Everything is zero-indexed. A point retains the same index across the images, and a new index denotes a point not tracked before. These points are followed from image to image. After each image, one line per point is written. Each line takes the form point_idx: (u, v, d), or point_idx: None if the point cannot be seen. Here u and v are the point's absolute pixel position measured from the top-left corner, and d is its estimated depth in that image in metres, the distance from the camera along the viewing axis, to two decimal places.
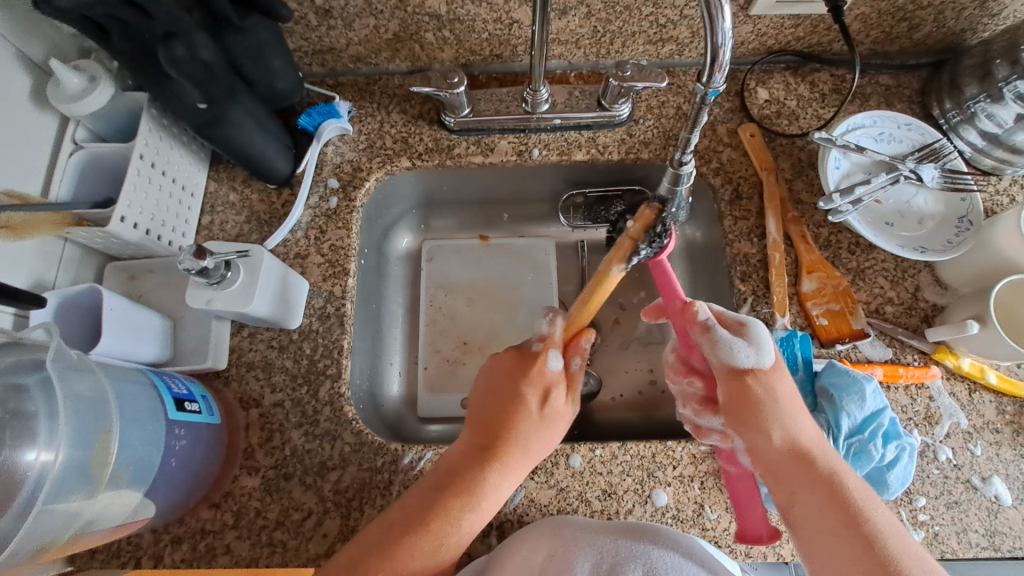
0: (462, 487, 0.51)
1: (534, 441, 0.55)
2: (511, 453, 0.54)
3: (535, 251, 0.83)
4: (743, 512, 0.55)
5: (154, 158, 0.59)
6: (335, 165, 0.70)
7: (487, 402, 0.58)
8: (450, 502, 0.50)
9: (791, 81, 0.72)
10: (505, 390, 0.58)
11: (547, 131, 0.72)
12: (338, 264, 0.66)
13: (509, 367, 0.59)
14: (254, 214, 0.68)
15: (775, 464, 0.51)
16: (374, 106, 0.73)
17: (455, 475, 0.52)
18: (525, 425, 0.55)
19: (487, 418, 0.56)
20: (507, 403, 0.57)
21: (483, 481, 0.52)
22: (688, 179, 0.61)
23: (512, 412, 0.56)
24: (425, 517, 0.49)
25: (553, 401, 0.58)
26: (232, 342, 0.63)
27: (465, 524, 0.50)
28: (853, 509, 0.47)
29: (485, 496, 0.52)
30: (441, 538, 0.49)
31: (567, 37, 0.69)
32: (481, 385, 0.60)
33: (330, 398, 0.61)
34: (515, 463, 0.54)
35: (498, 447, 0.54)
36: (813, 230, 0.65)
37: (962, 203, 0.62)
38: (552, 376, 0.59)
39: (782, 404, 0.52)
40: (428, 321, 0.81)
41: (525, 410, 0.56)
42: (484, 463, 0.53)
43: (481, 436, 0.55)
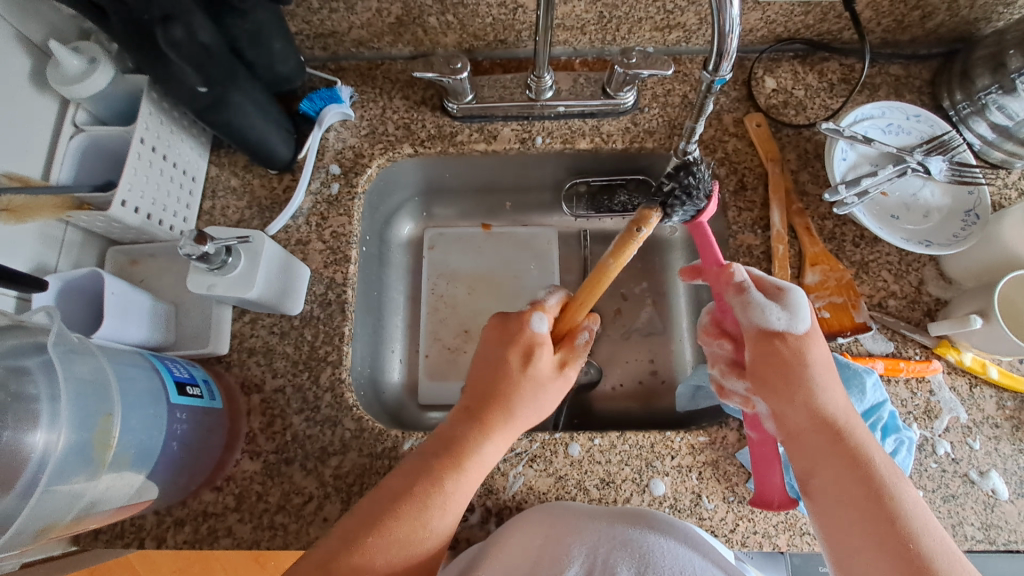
0: (449, 452, 0.52)
1: (519, 404, 0.54)
2: (494, 417, 0.53)
3: (537, 240, 0.84)
4: (763, 479, 0.55)
5: (156, 142, 0.59)
6: (337, 151, 0.69)
7: (473, 368, 0.57)
8: (435, 469, 0.51)
9: (799, 70, 0.71)
10: (489, 350, 0.57)
11: (550, 119, 0.71)
12: (339, 250, 0.66)
13: (492, 331, 0.58)
14: (255, 199, 0.68)
15: (799, 431, 0.50)
16: (377, 91, 0.72)
17: (444, 442, 0.53)
18: (511, 388, 0.54)
19: (474, 384, 0.56)
20: (490, 366, 0.56)
21: (466, 445, 0.52)
22: None
23: (496, 375, 0.55)
24: (414, 482, 0.50)
25: (539, 363, 0.55)
26: (234, 328, 0.63)
27: (453, 491, 0.50)
28: (878, 486, 0.46)
29: (469, 460, 0.52)
30: (426, 503, 0.49)
31: (572, 22, 0.68)
32: None
33: (330, 384, 0.61)
34: (500, 427, 0.54)
35: (484, 414, 0.54)
36: (817, 222, 0.65)
37: (969, 196, 0.61)
38: (540, 339, 0.56)
39: (815, 371, 0.51)
40: (429, 309, 0.82)
41: (507, 373, 0.55)
42: (471, 430, 0.53)
43: (468, 400, 0.55)
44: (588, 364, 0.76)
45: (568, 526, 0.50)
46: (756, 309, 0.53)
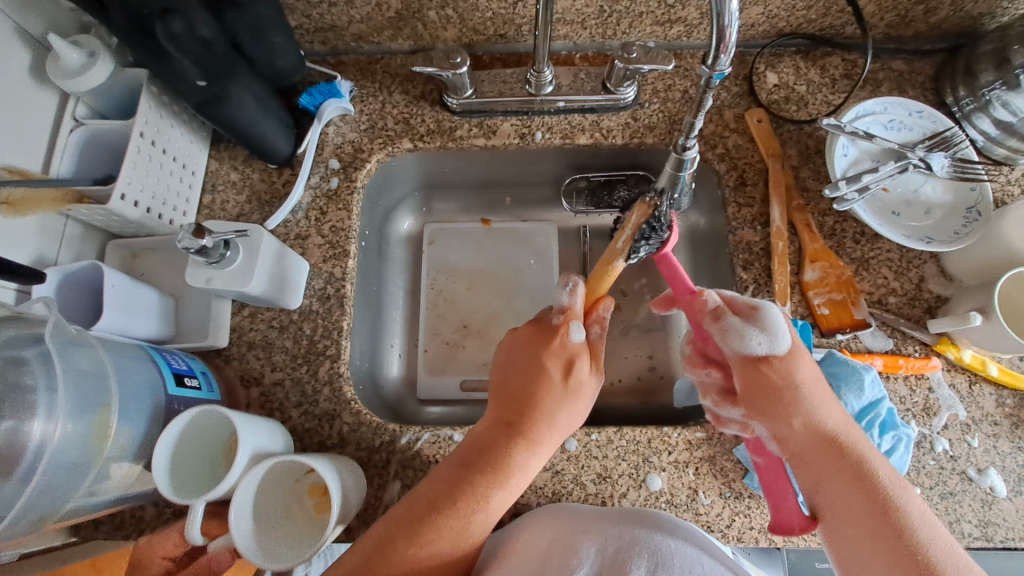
0: (489, 463, 0.52)
1: (559, 415, 0.55)
2: (536, 428, 0.54)
3: (537, 235, 0.85)
4: (775, 504, 0.53)
5: (155, 135, 0.59)
6: (337, 145, 0.69)
7: (503, 377, 0.58)
8: (475, 480, 0.51)
9: (801, 65, 0.70)
10: (524, 357, 0.58)
11: (550, 114, 0.70)
12: (338, 245, 0.66)
13: (527, 341, 0.60)
14: (255, 193, 0.68)
15: (800, 451, 0.51)
16: (376, 86, 0.72)
17: (482, 451, 0.53)
18: (552, 400, 0.56)
19: (509, 392, 0.57)
20: (529, 376, 0.57)
21: (509, 457, 0.52)
22: (691, 164, 0.58)
23: (535, 384, 0.56)
24: (453, 494, 0.51)
25: (577, 372, 0.57)
26: (233, 321, 0.63)
27: (491, 502, 0.51)
28: (883, 498, 0.47)
29: (513, 472, 0.52)
30: (468, 513, 0.50)
31: (573, 16, 0.67)
32: (502, 360, 0.60)
33: (329, 378, 0.61)
34: (543, 438, 0.54)
35: (522, 425, 0.54)
36: (818, 219, 0.64)
37: (971, 193, 0.60)
38: (574, 347, 0.58)
39: (807, 392, 0.52)
40: (429, 304, 0.82)
41: (547, 382, 0.56)
42: (510, 439, 0.53)
43: (504, 413, 0.55)
44: None
45: (576, 525, 0.51)
46: (733, 334, 0.53)
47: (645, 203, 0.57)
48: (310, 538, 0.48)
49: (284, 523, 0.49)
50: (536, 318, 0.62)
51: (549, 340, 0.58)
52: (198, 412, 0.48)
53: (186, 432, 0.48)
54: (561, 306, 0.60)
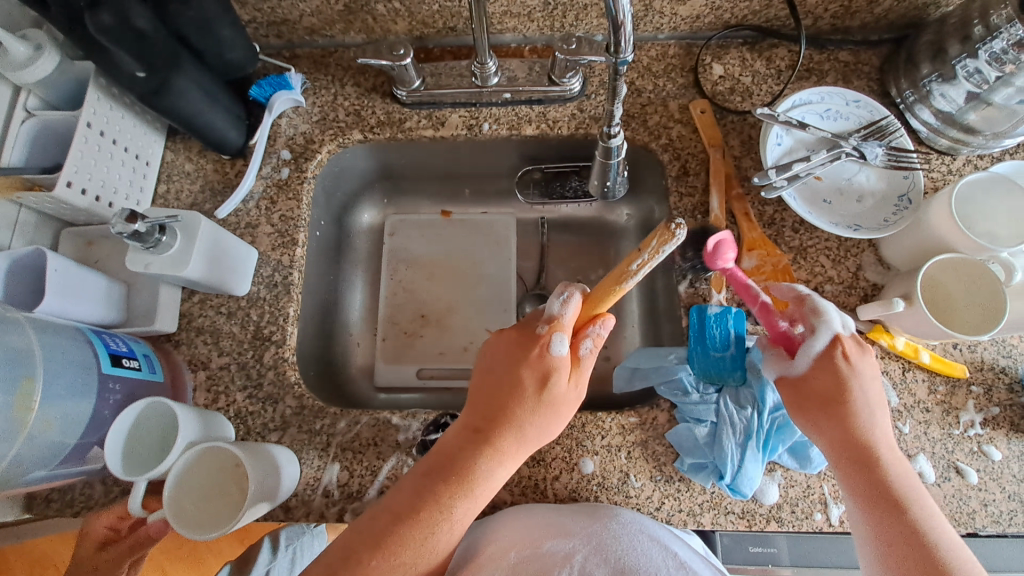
0: (454, 472, 0.50)
1: (530, 427, 0.52)
2: (504, 440, 0.51)
3: (495, 227, 0.86)
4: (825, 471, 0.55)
5: (105, 126, 0.61)
6: (289, 137, 0.71)
7: (477, 384, 0.55)
8: (439, 490, 0.49)
9: (747, 57, 0.71)
10: (503, 363, 0.53)
11: (498, 105, 0.71)
12: (287, 234, 0.67)
13: (510, 346, 0.54)
14: (208, 183, 0.70)
15: (843, 463, 0.50)
16: (329, 79, 0.73)
17: (448, 460, 0.51)
18: (524, 412, 0.51)
19: (485, 399, 0.53)
20: (504, 385, 0.52)
21: (474, 467, 0.50)
22: (619, 152, 0.60)
23: (509, 395, 0.52)
24: (416, 503, 0.49)
25: (554, 387, 0.52)
26: (182, 308, 0.65)
27: (456, 512, 0.49)
28: (919, 525, 0.46)
29: (478, 482, 0.50)
30: (430, 526, 0.48)
31: (518, 9, 0.68)
32: (482, 361, 0.55)
33: (274, 362, 0.63)
34: (509, 450, 0.51)
35: (491, 433, 0.51)
36: (758, 208, 0.65)
37: (905, 181, 0.60)
38: (556, 362, 0.52)
39: (865, 408, 0.50)
40: (388, 294, 0.84)
41: (522, 394, 0.52)
42: (478, 449, 0.51)
43: (476, 419, 0.52)
44: None
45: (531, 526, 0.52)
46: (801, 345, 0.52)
47: (671, 229, 0.42)
48: (226, 520, 0.51)
49: (212, 505, 0.52)
50: (521, 324, 0.55)
51: (532, 352, 0.52)
52: (150, 401, 0.53)
53: (139, 420, 0.53)
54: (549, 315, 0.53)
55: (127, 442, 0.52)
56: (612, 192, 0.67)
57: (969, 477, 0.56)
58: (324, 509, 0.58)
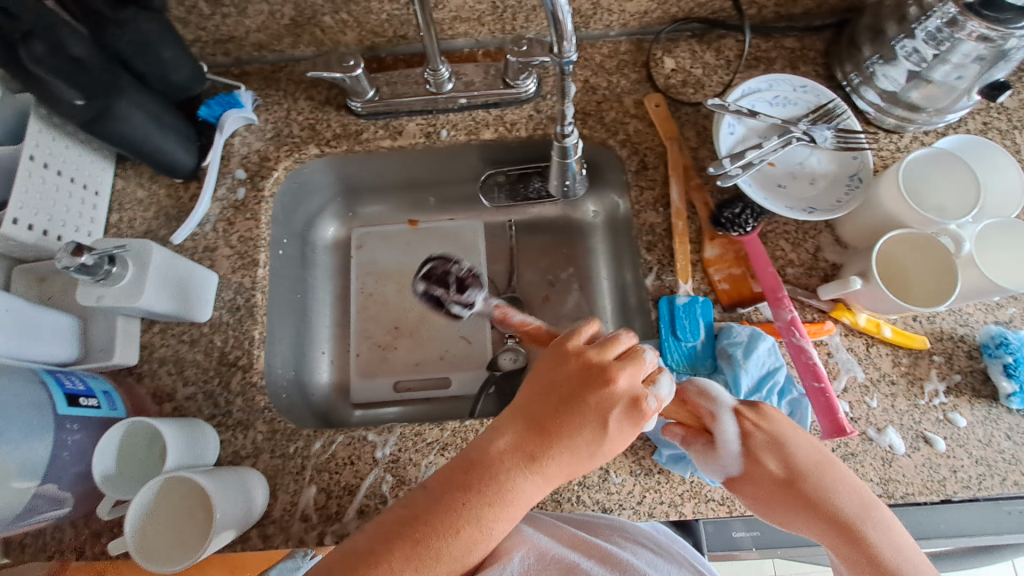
0: (499, 492, 0.42)
1: (586, 471, 0.45)
2: (558, 467, 0.44)
3: (464, 233, 0.86)
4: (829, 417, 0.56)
5: (47, 158, 0.58)
6: (243, 156, 0.70)
7: (544, 398, 0.45)
8: (481, 508, 0.41)
9: (696, 49, 0.72)
10: (569, 395, 0.45)
11: (454, 111, 0.71)
12: (247, 255, 0.66)
13: (584, 379, 0.46)
14: (162, 209, 0.68)
15: (766, 497, 0.50)
16: (281, 94, 0.72)
17: (491, 474, 0.42)
18: (584, 456, 0.44)
19: (542, 419, 0.44)
20: (572, 419, 0.44)
21: (521, 491, 0.43)
22: (575, 151, 0.61)
23: (577, 434, 0.44)
24: (452, 518, 0.41)
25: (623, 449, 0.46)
26: (143, 339, 0.63)
27: (494, 533, 0.42)
28: (860, 534, 0.46)
29: (518, 511, 0.43)
30: (467, 544, 0.41)
31: (468, 13, 0.68)
32: (550, 375, 0.46)
33: (241, 388, 0.61)
34: (558, 476, 0.44)
35: (547, 457, 0.43)
36: (716, 197, 0.66)
37: (854, 161, 0.62)
38: (636, 438, 0.47)
39: (785, 439, 0.51)
40: (359, 308, 0.83)
41: (595, 445, 0.44)
42: (529, 471, 0.43)
43: (530, 436, 0.44)
44: (517, 352, 0.79)
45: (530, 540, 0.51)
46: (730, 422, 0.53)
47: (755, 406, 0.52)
48: (191, 553, 0.49)
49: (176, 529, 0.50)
50: (615, 363, 0.47)
51: (626, 422, 0.46)
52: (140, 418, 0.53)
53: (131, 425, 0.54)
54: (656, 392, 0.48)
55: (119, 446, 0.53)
56: (573, 190, 0.68)
57: (937, 446, 0.58)
58: (303, 534, 0.56)
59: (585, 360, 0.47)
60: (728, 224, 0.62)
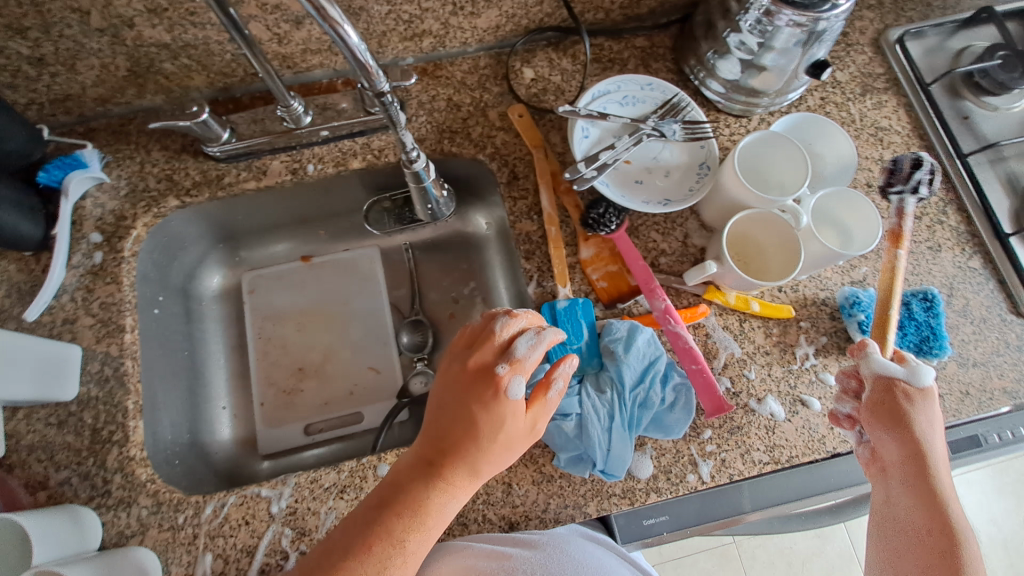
0: (406, 505, 0.49)
1: (484, 463, 0.51)
2: (456, 471, 0.50)
3: (360, 262, 0.84)
4: (707, 395, 0.59)
5: None
6: (97, 217, 0.66)
7: (434, 416, 0.53)
8: (391, 523, 0.48)
9: (553, 57, 0.74)
10: (454, 391, 0.53)
11: (319, 144, 0.70)
12: (112, 321, 0.62)
13: (462, 375, 0.54)
14: (13, 285, 0.63)
15: (878, 409, 0.53)
16: (133, 147, 0.69)
17: (397, 492, 0.50)
18: (476, 448, 0.50)
19: (437, 429, 0.52)
20: (458, 419, 0.52)
21: (427, 501, 0.49)
22: (427, 173, 0.62)
23: (464, 426, 0.51)
24: (366, 539, 0.47)
25: (512, 427, 0.51)
26: (8, 426, 0.59)
27: (409, 546, 0.47)
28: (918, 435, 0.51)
29: (432, 515, 0.49)
30: (382, 561, 0.46)
31: (317, 46, 0.67)
32: (438, 384, 0.55)
33: (119, 464, 0.58)
34: (462, 482, 0.50)
35: (444, 465, 0.50)
36: (587, 198, 0.67)
37: (702, 150, 0.65)
38: (514, 406, 0.51)
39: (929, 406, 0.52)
40: (259, 355, 0.80)
41: (481, 429, 0.50)
42: (429, 481, 0.50)
43: (428, 450, 0.52)
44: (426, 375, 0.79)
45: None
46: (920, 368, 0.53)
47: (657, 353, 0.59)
48: None
49: None
50: (473, 350, 0.54)
51: (489, 395, 0.51)
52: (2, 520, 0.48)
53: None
54: (512, 354, 0.53)
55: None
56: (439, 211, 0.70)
57: (813, 407, 0.61)
58: None
59: (458, 355, 0.55)
60: (595, 223, 0.63)
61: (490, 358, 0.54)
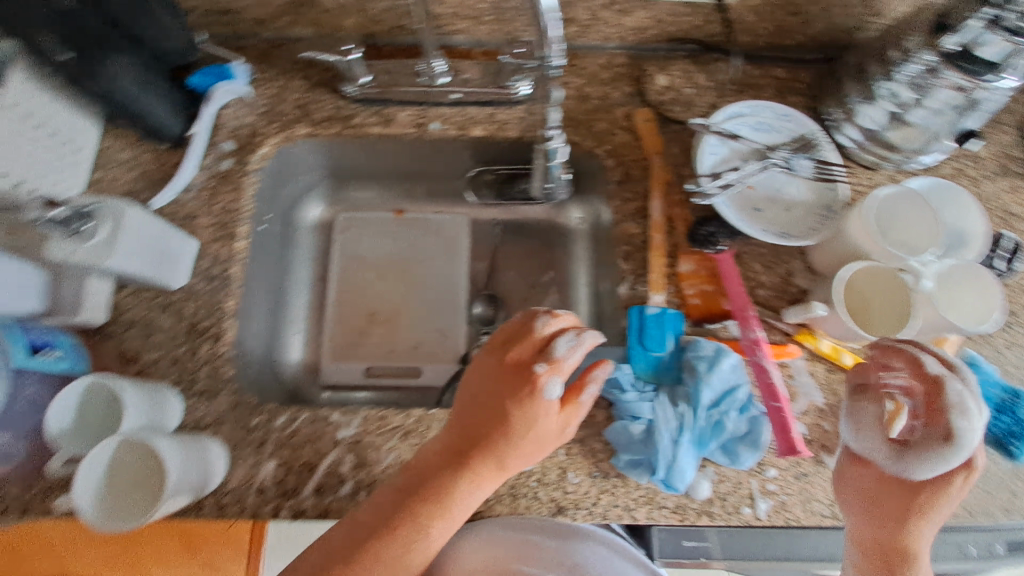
0: (430, 492, 0.50)
1: (511, 460, 0.51)
2: (483, 466, 0.51)
3: (448, 227, 0.87)
4: (783, 435, 0.58)
5: (26, 108, 0.57)
6: (234, 128, 0.70)
7: (463, 407, 0.54)
8: (417, 508, 0.50)
9: (690, 70, 0.73)
10: (486, 386, 0.54)
11: (446, 105, 0.71)
12: (228, 226, 0.66)
13: (496, 372, 0.54)
14: (146, 173, 0.68)
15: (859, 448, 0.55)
16: (276, 71, 0.72)
17: (423, 479, 0.51)
18: (504, 445, 0.51)
19: (466, 421, 0.53)
20: (489, 416, 0.52)
21: (450, 489, 0.50)
22: (559, 155, 0.63)
23: (495, 422, 0.52)
24: (390, 521, 0.49)
25: (542, 427, 0.52)
26: (115, 299, 0.63)
27: (433, 531, 0.50)
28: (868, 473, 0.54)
29: (454, 504, 0.50)
30: (406, 543, 0.49)
31: (468, 12, 0.70)
32: (468, 377, 0.56)
33: (209, 357, 0.62)
34: (488, 474, 0.51)
35: (472, 457, 0.51)
36: (697, 214, 0.67)
37: (830, 192, 0.65)
38: (547, 406, 0.52)
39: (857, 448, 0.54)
40: (338, 292, 0.83)
41: (511, 428, 0.51)
42: (455, 472, 0.51)
43: (456, 441, 0.52)
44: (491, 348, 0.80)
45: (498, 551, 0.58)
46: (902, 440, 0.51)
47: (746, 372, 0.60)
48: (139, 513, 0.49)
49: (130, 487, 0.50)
50: (511, 344, 0.55)
51: (525, 393, 0.52)
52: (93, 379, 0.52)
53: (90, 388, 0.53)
54: (551, 354, 0.53)
55: (82, 403, 0.53)
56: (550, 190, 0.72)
57: None
58: (257, 507, 0.56)
59: (495, 346, 0.56)
60: (703, 241, 0.64)
61: (528, 355, 0.54)
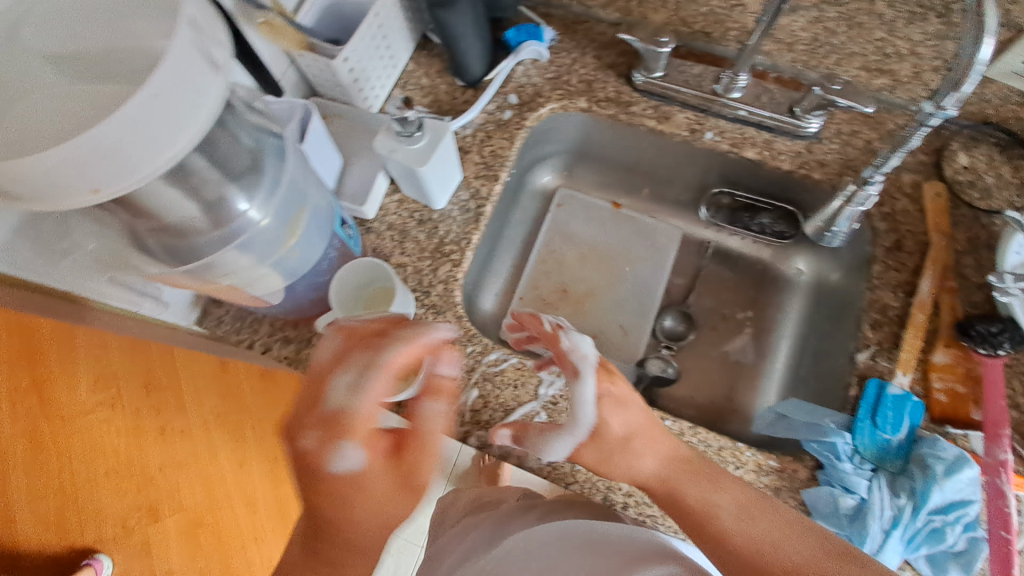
0: (333, 539, 0.48)
1: (363, 515, 0.46)
2: (332, 510, 0.46)
3: (660, 234, 0.86)
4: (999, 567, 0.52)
5: (383, 22, 0.65)
6: (520, 84, 0.74)
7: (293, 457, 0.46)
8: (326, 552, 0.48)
9: (994, 160, 0.67)
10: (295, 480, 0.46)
11: (728, 120, 0.71)
12: (492, 169, 0.71)
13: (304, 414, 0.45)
14: (437, 101, 0.73)
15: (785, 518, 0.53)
16: (573, 44, 0.75)
17: (322, 526, 0.47)
18: (341, 517, 0.46)
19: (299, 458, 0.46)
20: (304, 473, 0.45)
21: (332, 539, 0.48)
22: (865, 201, 0.61)
23: (308, 474, 0.45)
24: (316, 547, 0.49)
25: (373, 481, 0.45)
26: (384, 201, 0.69)
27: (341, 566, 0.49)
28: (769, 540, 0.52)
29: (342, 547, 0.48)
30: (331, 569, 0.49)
31: (784, 36, 0.68)
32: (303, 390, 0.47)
33: (445, 278, 0.66)
34: (361, 538, 0.47)
35: (319, 503, 0.46)
36: (964, 308, 0.62)
37: None
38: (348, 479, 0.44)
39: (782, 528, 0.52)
40: (538, 260, 0.86)
41: (320, 480, 0.45)
42: (316, 511, 0.47)
43: (306, 487, 0.46)
44: (669, 364, 0.79)
45: None
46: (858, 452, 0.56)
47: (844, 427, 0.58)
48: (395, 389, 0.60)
49: None
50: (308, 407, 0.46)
51: (323, 446, 0.44)
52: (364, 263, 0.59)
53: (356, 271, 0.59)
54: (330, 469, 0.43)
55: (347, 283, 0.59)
56: (829, 238, 0.69)
57: None
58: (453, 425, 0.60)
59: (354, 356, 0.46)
60: (980, 338, 0.58)
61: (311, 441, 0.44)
